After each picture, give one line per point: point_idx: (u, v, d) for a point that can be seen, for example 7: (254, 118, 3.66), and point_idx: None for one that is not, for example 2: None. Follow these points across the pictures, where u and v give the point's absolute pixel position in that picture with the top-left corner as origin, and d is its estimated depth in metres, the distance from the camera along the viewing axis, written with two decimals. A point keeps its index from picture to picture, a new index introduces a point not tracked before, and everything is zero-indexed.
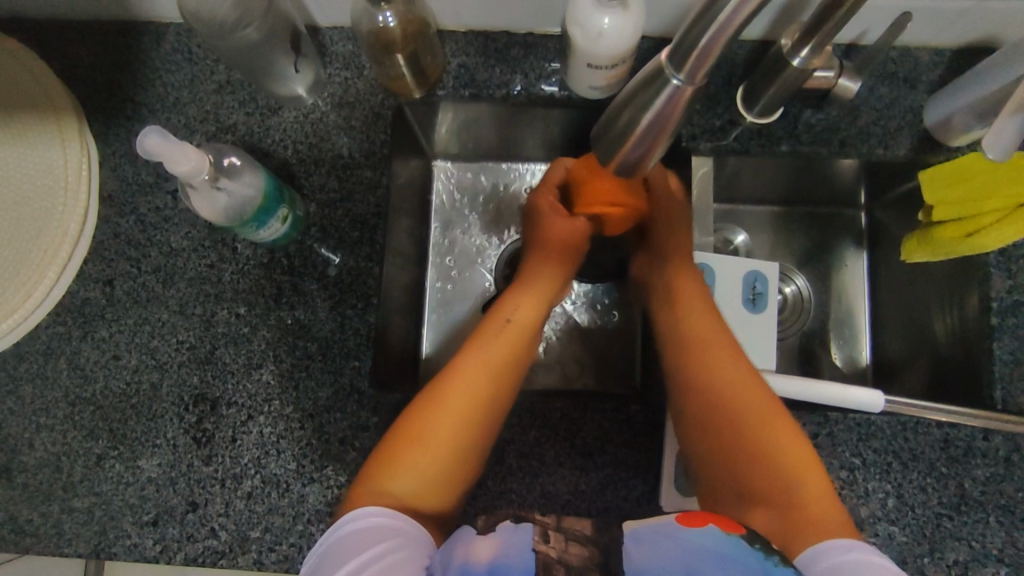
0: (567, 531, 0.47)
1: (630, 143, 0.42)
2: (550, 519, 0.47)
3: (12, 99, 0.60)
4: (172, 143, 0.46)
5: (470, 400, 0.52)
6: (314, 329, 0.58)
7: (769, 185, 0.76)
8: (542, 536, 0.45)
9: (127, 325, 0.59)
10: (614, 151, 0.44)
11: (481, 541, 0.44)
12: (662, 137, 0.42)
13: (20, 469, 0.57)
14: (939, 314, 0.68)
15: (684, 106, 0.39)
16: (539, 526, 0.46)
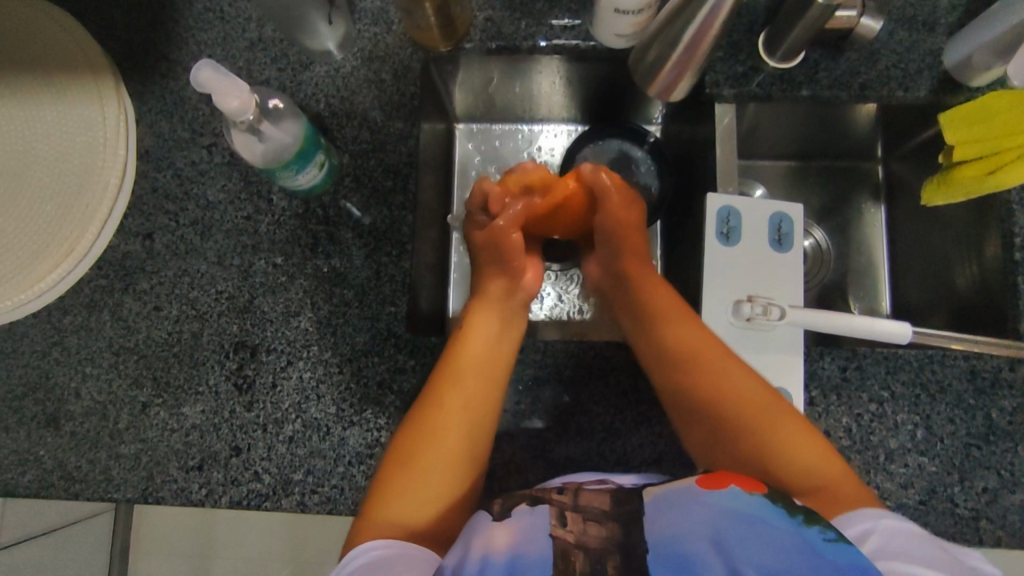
0: (586, 510, 0.46)
1: (669, 65, 0.58)
2: (568, 500, 0.48)
3: (50, 57, 0.62)
4: (225, 75, 0.48)
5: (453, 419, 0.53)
6: (350, 276, 0.60)
7: (786, 139, 0.78)
8: (559, 521, 0.45)
9: (167, 277, 0.61)
10: (654, 75, 0.60)
11: (497, 529, 0.46)
12: (693, 61, 0.57)
13: (68, 418, 0.59)
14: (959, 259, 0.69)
15: (723, 14, 0.54)
16: (556, 508, 0.47)
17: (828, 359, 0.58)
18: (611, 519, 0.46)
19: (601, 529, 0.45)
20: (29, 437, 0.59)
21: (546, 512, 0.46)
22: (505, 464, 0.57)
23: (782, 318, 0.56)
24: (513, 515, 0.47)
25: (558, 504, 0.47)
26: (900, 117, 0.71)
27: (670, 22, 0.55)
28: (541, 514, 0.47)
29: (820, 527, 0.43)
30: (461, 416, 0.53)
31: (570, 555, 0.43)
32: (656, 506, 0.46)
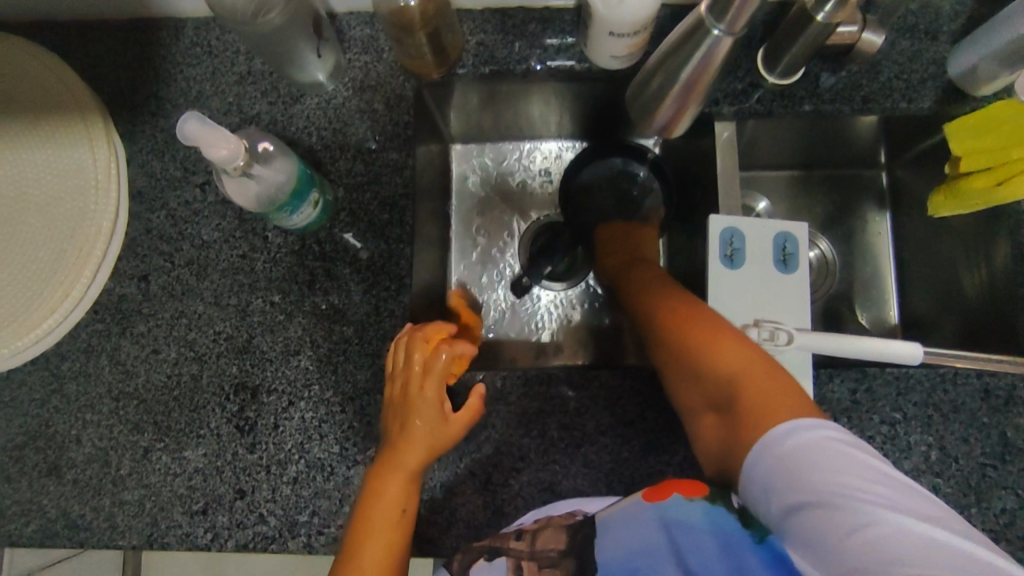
0: (542, 556, 0.49)
1: (665, 105, 0.57)
2: (525, 547, 0.50)
3: (38, 102, 0.61)
4: (212, 127, 0.47)
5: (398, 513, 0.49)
6: (349, 313, 0.59)
7: (787, 149, 0.76)
8: (516, 573, 0.49)
9: (165, 318, 0.60)
10: (650, 113, 0.59)
11: None
12: (691, 101, 0.57)
13: (70, 465, 0.58)
14: (966, 268, 0.68)
15: (720, 55, 0.52)
16: (513, 560, 0.49)
17: (837, 382, 0.56)
18: (565, 556, 0.49)
19: (556, 573, 0.49)
20: (31, 486, 0.58)
21: (505, 565, 0.49)
22: (512, 500, 0.56)
23: (790, 343, 0.54)
24: (473, 572, 0.50)
25: (515, 554, 0.50)
26: (902, 125, 0.69)
27: (665, 61, 0.54)
28: (498, 567, 0.50)
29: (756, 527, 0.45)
30: (387, 552, 0.47)
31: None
32: (604, 534, 0.48)
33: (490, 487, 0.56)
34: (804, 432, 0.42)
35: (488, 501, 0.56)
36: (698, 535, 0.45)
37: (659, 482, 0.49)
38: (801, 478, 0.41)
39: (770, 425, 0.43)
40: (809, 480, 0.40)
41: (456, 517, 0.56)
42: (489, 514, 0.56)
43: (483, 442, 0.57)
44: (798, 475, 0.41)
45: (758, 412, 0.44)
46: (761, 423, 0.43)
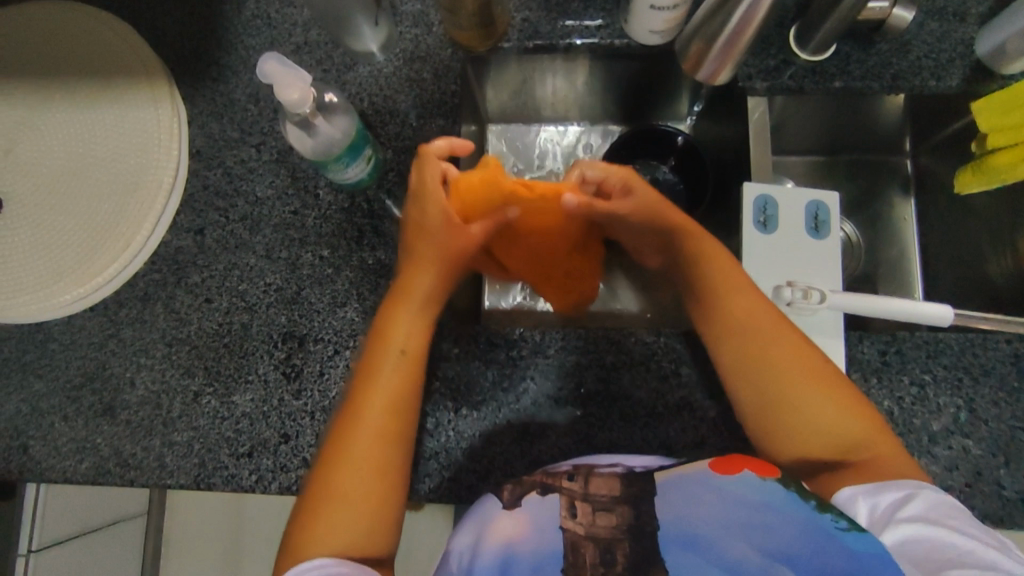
0: (594, 500, 0.46)
1: (713, 54, 0.59)
2: (578, 487, 0.47)
3: (108, 64, 0.65)
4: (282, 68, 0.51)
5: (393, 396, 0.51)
6: (395, 268, 0.61)
7: (815, 134, 0.78)
8: (569, 512, 0.46)
9: (218, 270, 0.63)
10: (697, 62, 0.62)
11: (505, 519, 0.46)
12: (736, 51, 0.59)
13: (123, 406, 0.61)
14: (992, 246, 0.69)
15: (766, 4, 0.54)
16: (566, 499, 0.47)
17: (868, 343, 0.57)
18: (620, 503, 0.46)
19: (611, 518, 0.45)
20: (86, 425, 0.61)
21: (556, 502, 0.47)
22: (549, 450, 0.57)
23: (823, 301, 0.56)
24: (524, 503, 0.47)
25: (568, 493, 0.47)
26: (928, 109, 0.71)
27: (710, 16, 0.57)
28: (552, 503, 0.47)
29: (833, 514, 0.43)
30: (397, 380, 0.52)
31: (580, 546, 0.44)
32: (666, 491, 0.46)
33: (526, 437, 0.58)
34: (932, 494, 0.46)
35: (525, 450, 0.57)
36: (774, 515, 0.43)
37: (727, 457, 0.48)
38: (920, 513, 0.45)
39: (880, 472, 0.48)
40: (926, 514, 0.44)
41: (493, 466, 0.57)
42: (526, 463, 0.57)
43: (521, 394, 0.58)
44: (909, 508, 0.45)
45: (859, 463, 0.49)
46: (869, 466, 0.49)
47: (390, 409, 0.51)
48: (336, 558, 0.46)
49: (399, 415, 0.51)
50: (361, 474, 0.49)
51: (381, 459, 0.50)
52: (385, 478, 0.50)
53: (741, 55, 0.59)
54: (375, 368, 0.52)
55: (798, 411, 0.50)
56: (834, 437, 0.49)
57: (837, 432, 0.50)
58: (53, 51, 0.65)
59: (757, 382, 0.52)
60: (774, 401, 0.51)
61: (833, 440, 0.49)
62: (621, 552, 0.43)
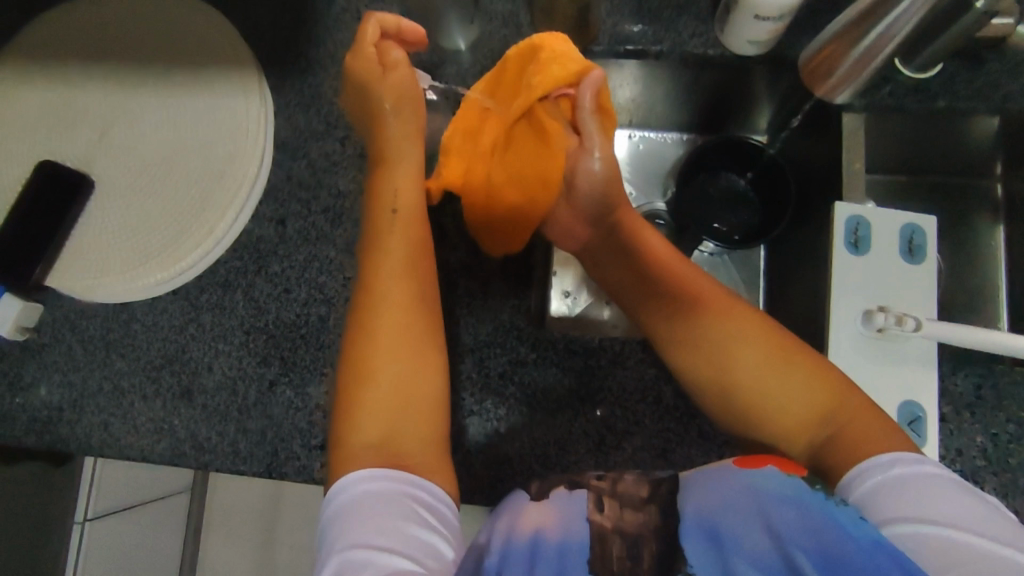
0: (624, 496, 0.45)
1: (840, 72, 0.58)
2: (605, 485, 0.46)
3: (200, 51, 0.66)
4: (399, 21, 0.57)
5: (403, 310, 0.50)
6: (475, 269, 0.61)
7: (900, 151, 0.76)
8: (597, 506, 0.44)
9: (298, 261, 0.64)
10: (818, 78, 0.60)
11: (534, 510, 0.45)
12: (865, 71, 0.57)
13: (201, 390, 0.62)
14: None
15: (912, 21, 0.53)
16: (594, 493, 0.45)
17: (961, 375, 0.55)
18: (648, 503, 0.44)
19: (638, 516, 0.43)
20: (164, 407, 0.62)
21: (584, 496, 0.45)
22: (624, 463, 0.56)
23: (918, 329, 0.54)
24: (551, 498, 0.46)
25: (596, 489, 0.45)
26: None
27: (841, 34, 0.55)
28: (577, 499, 0.45)
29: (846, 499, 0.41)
30: (405, 326, 0.50)
31: (606, 539, 0.42)
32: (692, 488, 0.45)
33: (602, 448, 0.57)
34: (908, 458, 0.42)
35: (599, 461, 0.56)
36: (785, 505, 0.41)
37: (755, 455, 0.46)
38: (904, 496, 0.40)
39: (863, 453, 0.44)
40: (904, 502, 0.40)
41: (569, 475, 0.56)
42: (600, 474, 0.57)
43: (597, 403, 0.58)
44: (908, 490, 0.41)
45: (837, 443, 0.46)
46: (862, 450, 0.44)
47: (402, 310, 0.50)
48: (368, 478, 0.43)
49: (419, 345, 0.50)
50: (379, 417, 0.47)
51: (409, 373, 0.49)
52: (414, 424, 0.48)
53: (868, 73, 0.58)
54: (386, 305, 0.50)
55: (769, 399, 0.49)
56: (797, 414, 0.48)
57: (802, 412, 0.48)
58: (149, 36, 0.66)
59: (706, 359, 0.52)
60: (748, 378, 0.50)
61: (798, 415, 0.48)
62: (648, 549, 0.42)
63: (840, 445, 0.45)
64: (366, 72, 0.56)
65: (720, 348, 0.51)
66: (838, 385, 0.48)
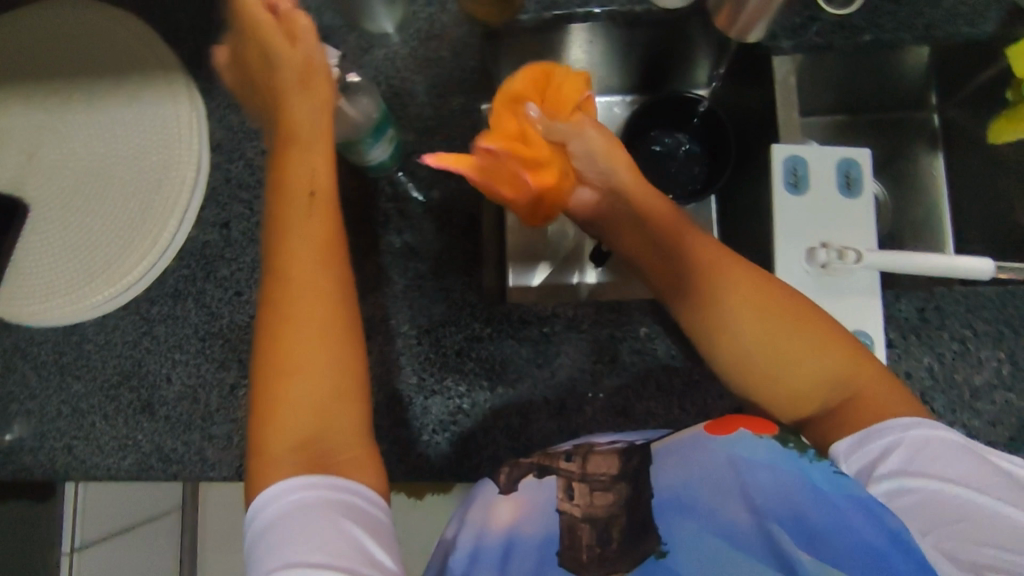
0: (593, 479, 0.41)
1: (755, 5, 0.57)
2: (576, 468, 0.42)
3: (125, 61, 0.65)
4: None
5: (317, 303, 0.43)
6: (423, 251, 0.61)
7: (839, 92, 0.77)
8: (566, 494, 0.42)
9: (246, 262, 0.63)
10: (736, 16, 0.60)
11: (501, 503, 0.43)
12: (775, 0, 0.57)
13: (162, 402, 0.61)
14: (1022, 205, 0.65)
15: None
16: (564, 480, 0.42)
17: (905, 302, 0.57)
18: (619, 480, 0.41)
19: (609, 497, 0.40)
20: (126, 423, 0.61)
21: (554, 484, 0.42)
22: (587, 424, 0.57)
23: (858, 261, 0.55)
24: (520, 486, 0.43)
25: (566, 475, 0.42)
26: (954, 61, 0.70)
27: None
28: (548, 486, 0.42)
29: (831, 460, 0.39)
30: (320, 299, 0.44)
31: (576, 528, 0.40)
32: (663, 454, 0.42)
33: (564, 413, 0.58)
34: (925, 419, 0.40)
35: (563, 425, 0.57)
36: (765, 469, 0.38)
37: (724, 415, 0.43)
38: (905, 459, 0.38)
39: (876, 416, 0.41)
40: (907, 464, 0.38)
41: (532, 443, 0.57)
42: (564, 438, 0.57)
43: (556, 369, 0.58)
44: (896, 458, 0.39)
45: (852, 407, 0.42)
46: (872, 411, 0.41)
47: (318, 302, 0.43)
48: (301, 483, 0.39)
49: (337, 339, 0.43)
50: (303, 420, 0.41)
51: (332, 371, 0.42)
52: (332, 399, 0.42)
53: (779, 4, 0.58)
54: (298, 298, 0.43)
55: (791, 364, 0.43)
56: (820, 387, 0.43)
57: (821, 384, 0.43)
58: (69, 50, 0.65)
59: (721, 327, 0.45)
60: (767, 346, 0.43)
61: (822, 387, 0.42)
62: (617, 530, 0.40)
63: (857, 410, 0.42)
64: (268, 38, 0.48)
65: (736, 318, 0.44)
66: (840, 336, 0.44)
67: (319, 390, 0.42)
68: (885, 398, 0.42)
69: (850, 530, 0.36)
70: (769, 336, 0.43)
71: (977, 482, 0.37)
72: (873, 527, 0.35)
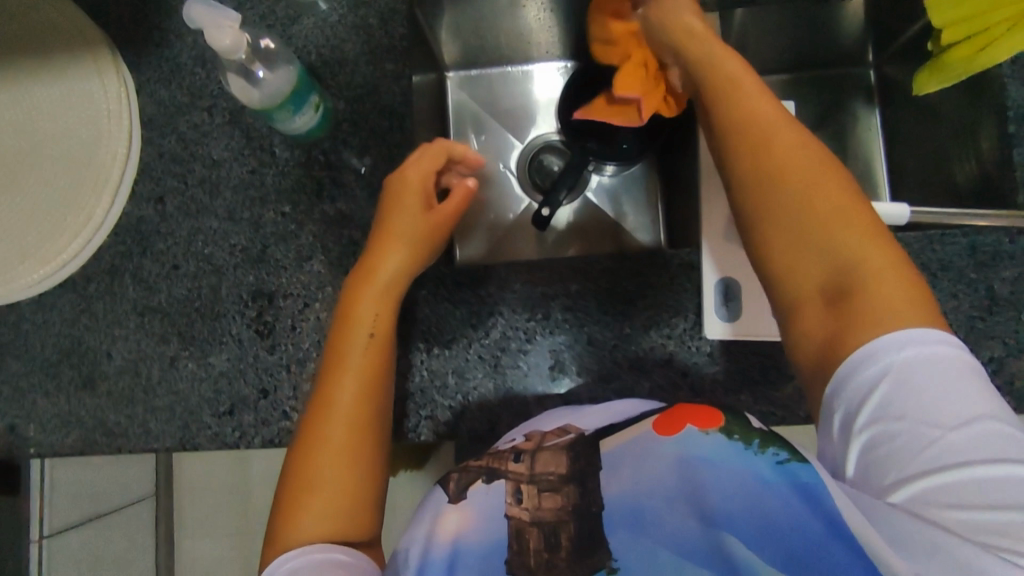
0: (541, 480, 0.44)
1: None
2: (524, 470, 0.45)
3: (45, 36, 0.64)
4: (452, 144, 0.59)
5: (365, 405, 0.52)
6: (357, 218, 0.62)
7: (776, 50, 0.78)
8: (514, 498, 0.44)
9: (182, 236, 0.63)
10: None
11: (449, 512, 0.45)
12: None
13: (103, 377, 0.62)
14: (959, 162, 0.65)
15: None
16: (512, 484, 0.44)
17: None
18: (566, 482, 0.43)
19: (557, 499, 0.43)
20: (69, 400, 0.61)
21: (502, 489, 0.44)
22: (522, 380, 0.58)
23: None
24: (469, 495, 0.45)
25: (514, 478, 0.44)
26: (880, 14, 0.71)
27: None
28: (496, 491, 0.44)
29: (776, 447, 0.41)
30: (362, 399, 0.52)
31: (524, 532, 0.42)
32: (611, 461, 0.44)
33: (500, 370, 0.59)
34: (944, 338, 0.41)
35: (499, 383, 0.58)
36: (714, 470, 0.41)
37: (672, 411, 0.46)
38: (887, 394, 0.39)
39: (896, 300, 0.42)
40: (886, 401, 0.39)
41: (469, 400, 0.58)
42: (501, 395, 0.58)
43: (490, 328, 0.59)
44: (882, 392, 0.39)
45: (872, 291, 0.42)
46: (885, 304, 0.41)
47: (361, 396, 0.52)
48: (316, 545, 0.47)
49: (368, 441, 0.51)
50: (327, 509, 0.49)
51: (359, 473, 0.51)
52: (340, 491, 0.50)
53: None
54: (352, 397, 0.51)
55: (823, 249, 0.44)
56: (855, 255, 0.43)
57: (846, 258, 0.43)
58: None
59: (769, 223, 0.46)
60: (796, 236, 0.45)
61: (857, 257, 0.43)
62: (566, 534, 0.41)
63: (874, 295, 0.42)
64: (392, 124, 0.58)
65: (779, 200, 0.46)
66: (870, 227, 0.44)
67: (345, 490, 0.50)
68: (899, 291, 0.42)
69: (795, 517, 0.37)
70: (795, 224, 0.45)
71: (958, 422, 0.38)
72: (812, 514, 0.37)
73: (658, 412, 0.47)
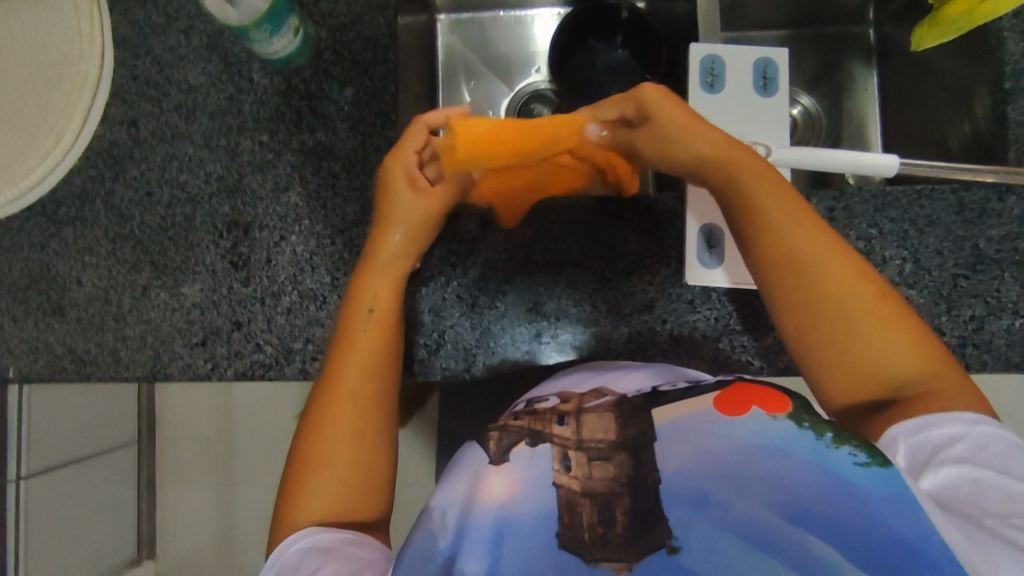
0: (590, 446, 0.38)
1: None
2: (571, 434, 0.39)
3: None
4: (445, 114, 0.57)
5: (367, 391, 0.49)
6: (336, 149, 0.60)
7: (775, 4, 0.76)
8: (563, 464, 0.37)
9: (156, 162, 0.61)
10: None
11: (493, 474, 0.39)
12: None
13: (72, 304, 0.60)
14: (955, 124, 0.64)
15: None
16: (560, 448, 0.38)
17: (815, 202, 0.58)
18: (617, 450, 0.37)
19: (608, 467, 0.37)
20: (36, 325, 0.60)
21: (549, 453, 0.38)
22: (499, 321, 0.57)
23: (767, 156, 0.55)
24: (513, 458, 0.39)
25: (562, 442, 0.39)
26: None
27: None
28: (542, 457, 0.38)
29: (851, 446, 0.36)
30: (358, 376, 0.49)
31: (576, 504, 0.36)
32: (668, 437, 0.38)
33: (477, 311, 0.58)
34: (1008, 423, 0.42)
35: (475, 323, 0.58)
36: (785, 460, 0.36)
37: (729, 390, 0.41)
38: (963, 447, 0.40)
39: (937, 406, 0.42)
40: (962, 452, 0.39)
41: (444, 339, 0.57)
42: (478, 336, 0.58)
43: (468, 268, 0.58)
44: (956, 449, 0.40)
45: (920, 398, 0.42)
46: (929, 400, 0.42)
47: (364, 376, 0.49)
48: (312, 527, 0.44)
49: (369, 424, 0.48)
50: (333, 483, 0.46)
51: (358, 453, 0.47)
52: (352, 456, 0.47)
53: None
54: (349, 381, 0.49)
55: (868, 350, 0.43)
56: (882, 362, 0.43)
57: (890, 366, 0.43)
58: None
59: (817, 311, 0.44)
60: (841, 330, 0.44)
61: (884, 362, 0.43)
62: (620, 507, 0.35)
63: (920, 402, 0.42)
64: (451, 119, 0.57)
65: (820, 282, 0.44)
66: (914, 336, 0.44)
67: (343, 473, 0.47)
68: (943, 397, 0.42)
69: (877, 523, 0.33)
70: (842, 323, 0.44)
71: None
72: (902, 519, 0.33)
73: (717, 388, 0.42)
